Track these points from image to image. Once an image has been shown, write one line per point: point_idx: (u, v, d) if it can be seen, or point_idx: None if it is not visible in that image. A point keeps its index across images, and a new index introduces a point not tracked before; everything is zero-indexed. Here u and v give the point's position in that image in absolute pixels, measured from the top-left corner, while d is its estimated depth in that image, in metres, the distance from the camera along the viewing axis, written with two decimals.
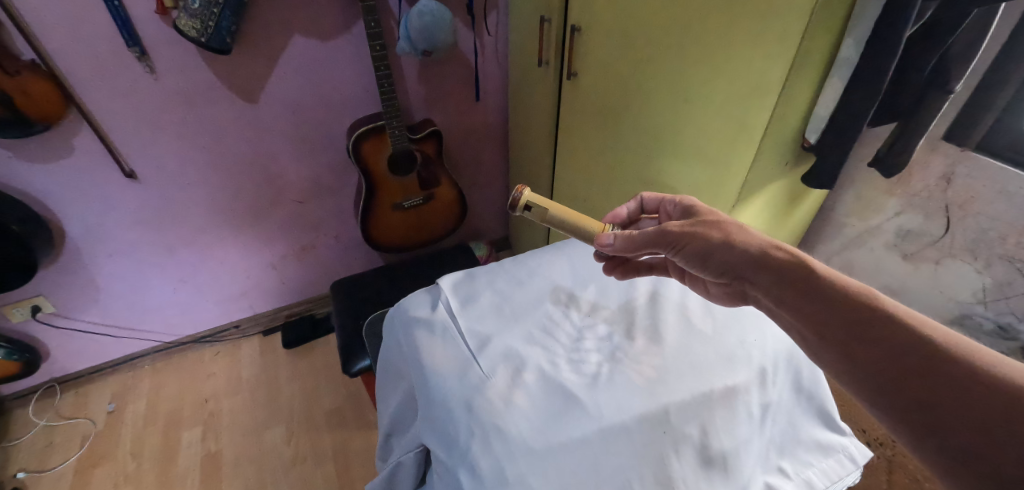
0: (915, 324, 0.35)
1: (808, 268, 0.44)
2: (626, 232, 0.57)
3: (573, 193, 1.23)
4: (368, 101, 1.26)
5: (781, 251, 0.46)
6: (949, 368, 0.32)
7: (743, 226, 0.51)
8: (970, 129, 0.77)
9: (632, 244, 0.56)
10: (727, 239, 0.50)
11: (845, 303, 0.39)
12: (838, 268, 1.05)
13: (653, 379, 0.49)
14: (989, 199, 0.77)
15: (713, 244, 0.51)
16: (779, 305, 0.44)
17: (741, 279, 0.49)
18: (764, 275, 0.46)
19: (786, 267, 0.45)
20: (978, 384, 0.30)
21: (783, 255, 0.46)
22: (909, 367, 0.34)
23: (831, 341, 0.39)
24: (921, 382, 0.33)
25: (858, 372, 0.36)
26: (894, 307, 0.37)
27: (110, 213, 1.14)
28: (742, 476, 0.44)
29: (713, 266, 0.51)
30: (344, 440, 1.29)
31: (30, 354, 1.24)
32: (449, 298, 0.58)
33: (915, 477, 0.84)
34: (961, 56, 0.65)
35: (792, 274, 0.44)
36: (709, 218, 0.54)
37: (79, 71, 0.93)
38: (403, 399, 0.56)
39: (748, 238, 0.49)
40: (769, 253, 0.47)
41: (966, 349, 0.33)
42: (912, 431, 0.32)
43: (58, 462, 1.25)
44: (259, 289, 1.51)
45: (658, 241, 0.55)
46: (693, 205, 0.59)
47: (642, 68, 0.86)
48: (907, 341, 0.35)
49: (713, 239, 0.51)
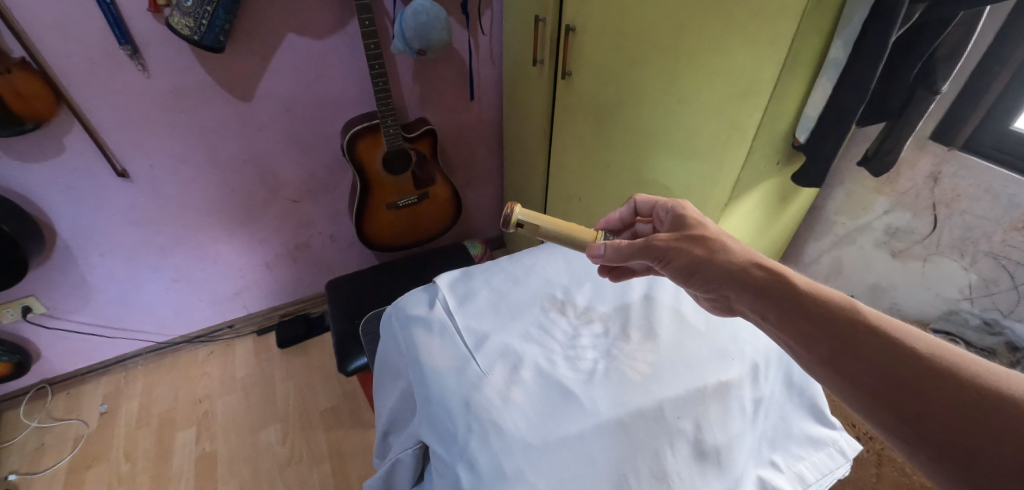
0: (896, 332, 0.37)
1: (791, 283, 0.45)
2: (615, 242, 0.56)
3: (568, 193, 1.24)
4: (363, 100, 1.26)
5: (760, 268, 0.47)
6: (935, 378, 0.33)
7: (728, 238, 0.52)
8: (956, 129, 0.79)
9: (620, 254, 0.56)
10: (710, 255, 0.51)
11: (832, 309, 0.41)
12: (828, 266, 1.07)
13: (647, 376, 0.50)
14: (975, 197, 0.79)
15: (698, 259, 0.51)
16: (765, 317, 0.45)
17: (726, 295, 0.50)
18: (749, 288, 0.47)
19: (771, 277, 0.46)
20: (964, 394, 0.32)
21: (762, 273, 0.47)
22: (897, 373, 0.35)
23: (816, 341, 0.40)
24: (910, 389, 0.34)
25: (843, 374, 0.38)
26: (876, 315, 0.39)
27: (102, 212, 1.13)
28: (735, 469, 0.45)
29: (698, 280, 0.52)
30: (339, 440, 1.29)
31: (20, 355, 1.23)
32: (446, 296, 0.59)
33: (904, 471, 0.85)
34: (947, 58, 0.66)
35: (778, 283, 0.45)
36: (695, 232, 0.54)
37: (70, 69, 0.93)
38: (402, 396, 0.56)
39: (731, 254, 0.50)
40: (750, 268, 0.48)
41: (950, 356, 0.34)
42: (903, 438, 0.34)
43: (50, 463, 1.24)
44: (253, 288, 1.51)
45: (646, 254, 0.55)
46: (684, 212, 0.59)
47: (636, 68, 0.87)
48: (893, 347, 0.36)
49: (697, 254, 0.52)
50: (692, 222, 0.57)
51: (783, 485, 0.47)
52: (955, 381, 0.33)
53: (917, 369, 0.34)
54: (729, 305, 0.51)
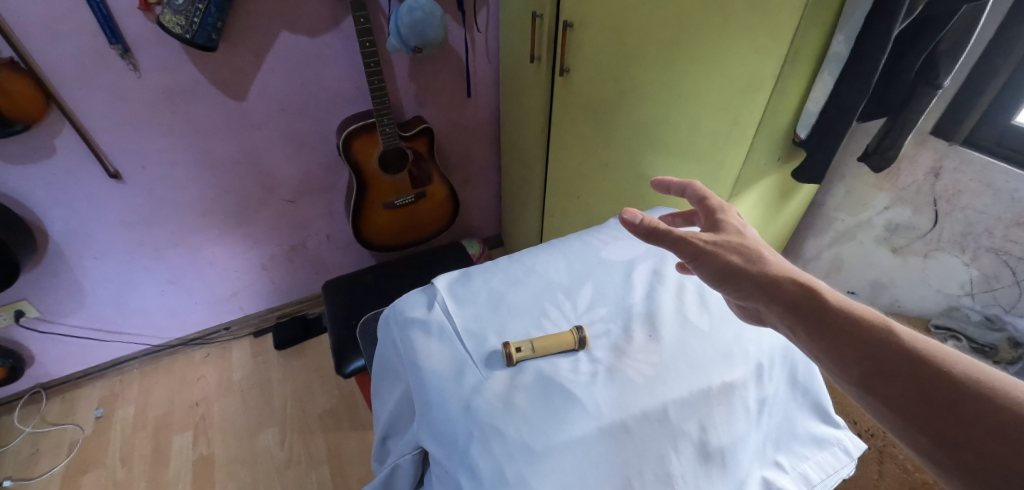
0: (926, 351, 0.36)
1: (820, 296, 0.43)
2: (653, 219, 0.51)
3: (566, 190, 1.24)
4: (359, 99, 1.24)
5: (793, 281, 0.46)
6: (968, 403, 0.32)
7: (765, 249, 0.50)
8: (958, 123, 0.78)
9: (654, 234, 0.51)
10: (746, 263, 0.48)
11: (861, 326, 0.40)
12: (828, 263, 1.07)
13: (651, 378, 0.49)
14: (977, 192, 0.78)
15: (734, 268, 0.48)
16: (794, 331, 0.44)
17: (757, 306, 0.48)
18: (780, 301, 0.45)
19: (801, 292, 0.44)
20: (996, 418, 0.31)
21: (795, 286, 0.45)
22: (921, 392, 0.35)
23: (841, 355, 0.39)
24: (945, 413, 0.33)
25: (870, 394, 0.37)
26: (911, 335, 0.38)
27: (95, 215, 1.12)
28: (738, 470, 0.45)
29: (729, 288, 0.49)
30: (337, 442, 1.28)
31: (13, 359, 1.22)
32: (445, 297, 0.57)
33: (906, 468, 0.85)
34: (950, 52, 0.65)
35: (806, 302, 0.43)
36: (732, 239, 0.51)
37: (58, 69, 0.91)
38: (401, 401, 0.55)
39: (766, 264, 0.48)
40: (782, 280, 0.46)
41: (981, 377, 0.33)
42: (935, 462, 0.33)
43: (46, 469, 1.22)
44: (249, 290, 1.49)
45: (680, 248, 0.50)
46: (724, 217, 0.55)
47: (635, 63, 0.86)
48: (923, 369, 0.35)
49: (732, 261, 0.49)
50: (731, 229, 0.53)
51: (787, 486, 0.47)
52: (988, 405, 0.32)
53: (943, 388, 0.34)
54: (760, 314, 0.49)
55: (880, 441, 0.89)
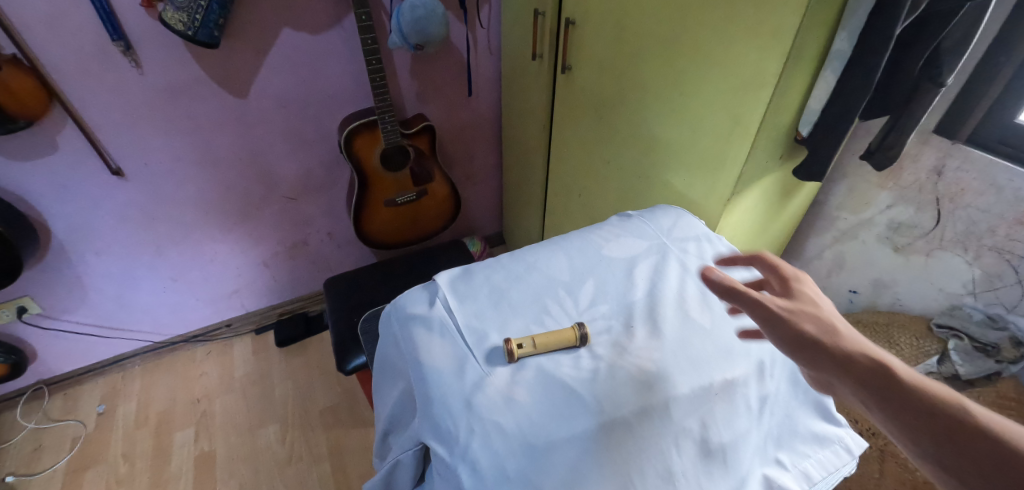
0: None
1: (902, 376, 0.38)
2: (728, 277, 0.48)
3: (567, 188, 1.23)
4: (361, 96, 1.24)
5: (873, 357, 0.40)
6: None
7: (838, 319, 0.44)
8: (961, 121, 0.78)
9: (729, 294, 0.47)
10: (818, 334, 0.43)
11: (953, 416, 0.34)
12: (830, 261, 1.06)
13: (652, 375, 0.49)
14: (980, 191, 0.78)
15: (804, 336, 0.43)
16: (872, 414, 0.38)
17: (828, 381, 0.42)
18: (854, 377, 0.40)
19: (879, 370, 0.39)
20: None
21: (874, 362, 0.40)
22: None
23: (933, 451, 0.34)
24: None
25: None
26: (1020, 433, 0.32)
27: (97, 211, 1.12)
28: (740, 468, 0.45)
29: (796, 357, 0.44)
30: (338, 439, 1.29)
31: (16, 355, 1.22)
32: (447, 293, 0.57)
33: (907, 467, 0.84)
34: (954, 50, 0.64)
35: (886, 380, 0.38)
36: (805, 307, 0.45)
37: (61, 65, 0.91)
38: (402, 397, 0.55)
39: (839, 335, 0.43)
40: (856, 355, 0.41)
41: None
42: None
43: (48, 465, 1.23)
44: (251, 287, 1.49)
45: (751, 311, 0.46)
46: (797, 284, 0.49)
47: (637, 60, 0.86)
48: None
49: (803, 329, 0.44)
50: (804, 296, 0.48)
51: (789, 484, 0.47)
52: None
53: None
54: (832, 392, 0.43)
55: (881, 440, 0.88)
